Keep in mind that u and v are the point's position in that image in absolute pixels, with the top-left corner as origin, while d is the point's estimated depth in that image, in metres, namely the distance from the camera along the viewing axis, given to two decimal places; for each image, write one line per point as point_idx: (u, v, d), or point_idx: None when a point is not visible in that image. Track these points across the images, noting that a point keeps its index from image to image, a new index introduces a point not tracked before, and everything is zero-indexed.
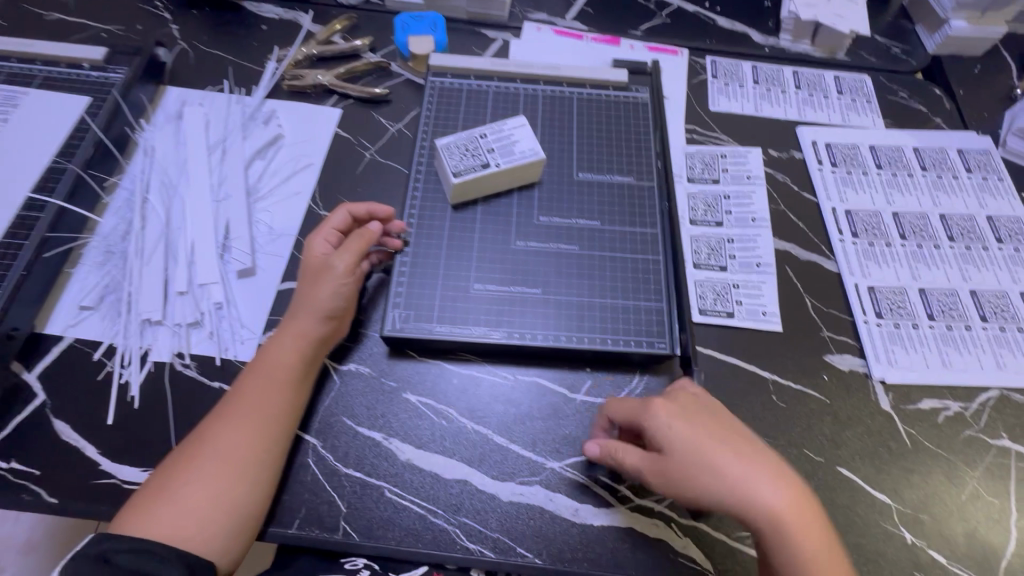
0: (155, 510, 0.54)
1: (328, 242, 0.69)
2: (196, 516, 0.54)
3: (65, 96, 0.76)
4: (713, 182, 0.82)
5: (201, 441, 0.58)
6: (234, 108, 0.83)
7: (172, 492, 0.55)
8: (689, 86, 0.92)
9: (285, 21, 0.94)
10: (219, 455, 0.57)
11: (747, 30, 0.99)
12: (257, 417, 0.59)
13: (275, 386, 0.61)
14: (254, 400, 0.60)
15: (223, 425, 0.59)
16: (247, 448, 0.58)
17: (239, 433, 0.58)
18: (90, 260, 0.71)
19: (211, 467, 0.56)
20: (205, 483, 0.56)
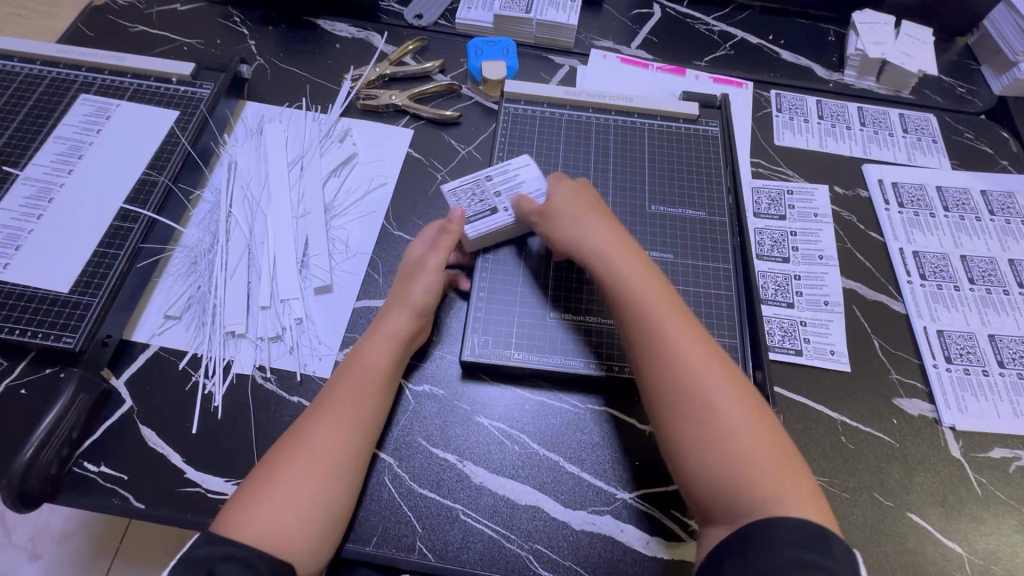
0: (254, 505, 0.54)
1: (424, 244, 0.72)
2: (296, 515, 0.54)
3: (155, 110, 0.79)
4: (779, 217, 0.83)
5: (299, 438, 0.58)
6: (312, 125, 0.86)
7: (271, 491, 0.54)
8: (753, 119, 0.93)
9: (358, 40, 0.97)
10: (319, 452, 0.57)
11: (812, 65, 0.99)
12: (353, 418, 0.60)
13: (369, 387, 0.62)
14: (349, 401, 0.61)
15: (321, 423, 0.59)
16: (343, 449, 0.58)
17: (337, 433, 0.58)
18: (175, 271, 0.73)
19: (310, 465, 0.56)
20: (304, 480, 0.55)
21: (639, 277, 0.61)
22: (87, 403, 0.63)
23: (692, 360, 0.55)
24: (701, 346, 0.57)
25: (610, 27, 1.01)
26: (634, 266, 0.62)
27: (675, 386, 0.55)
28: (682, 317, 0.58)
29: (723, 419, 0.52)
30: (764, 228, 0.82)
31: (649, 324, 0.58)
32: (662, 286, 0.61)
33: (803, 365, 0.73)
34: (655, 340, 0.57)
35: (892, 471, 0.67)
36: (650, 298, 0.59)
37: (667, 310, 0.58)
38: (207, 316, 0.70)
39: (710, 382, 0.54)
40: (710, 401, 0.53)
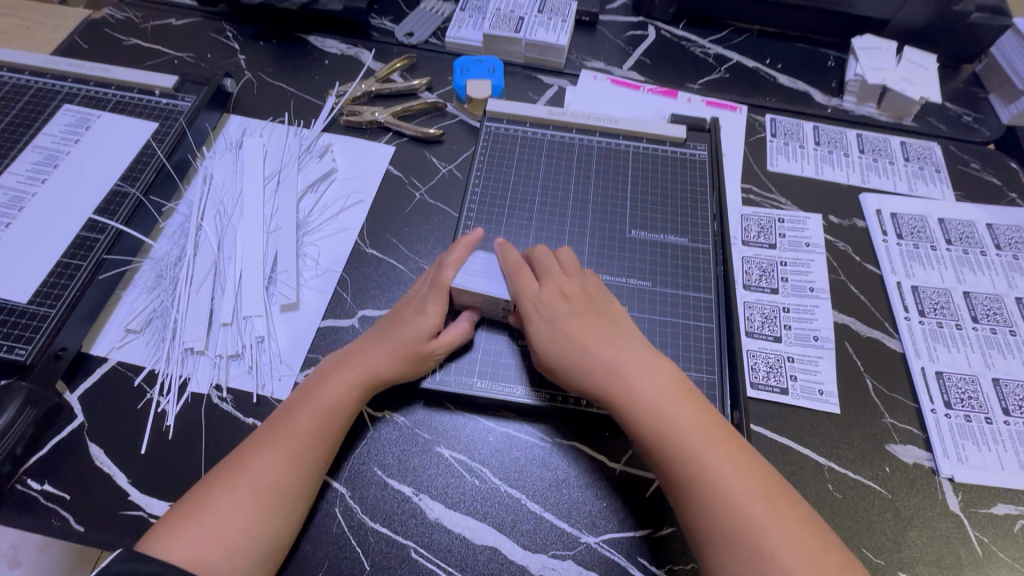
0: (186, 529, 0.53)
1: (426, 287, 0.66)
2: (224, 543, 0.52)
3: (136, 123, 0.79)
4: (769, 246, 0.79)
5: (239, 463, 0.56)
6: (292, 141, 0.85)
7: (207, 514, 0.53)
8: (746, 144, 0.90)
9: (347, 57, 0.97)
10: (260, 483, 0.55)
11: (809, 89, 0.96)
12: (293, 448, 0.57)
13: (315, 421, 0.59)
14: (293, 433, 0.58)
15: (261, 452, 0.57)
16: (281, 480, 0.56)
17: (276, 463, 0.56)
18: (141, 284, 0.72)
19: (245, 494, 0.55)
20: (237, 509, 0.54)
21: (665, 386, 0.57)
22: (35, 416, 0.62)
23: (737, 497, 0.51)
24: (753, 476, 0.52)
25: (602, 49, 1.00)
26: (657, 372, 0.58)
27: (725, 529, 0.50)
28: (728, 448, 0.54)
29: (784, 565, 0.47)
30: (753, 256, 0.78)
31: (679, 449, 0.54)
32: (708, 413, 0.57)
33: (789, 404, 0.68)
34: (697, 474, 0.52)
35: (884, 524, 0.61)
36: (692, 432, 0.55)
37: (712, 440, 0.54)
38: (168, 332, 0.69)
39: (762, 522, 0.49)
40: (764, 543, 0.48)
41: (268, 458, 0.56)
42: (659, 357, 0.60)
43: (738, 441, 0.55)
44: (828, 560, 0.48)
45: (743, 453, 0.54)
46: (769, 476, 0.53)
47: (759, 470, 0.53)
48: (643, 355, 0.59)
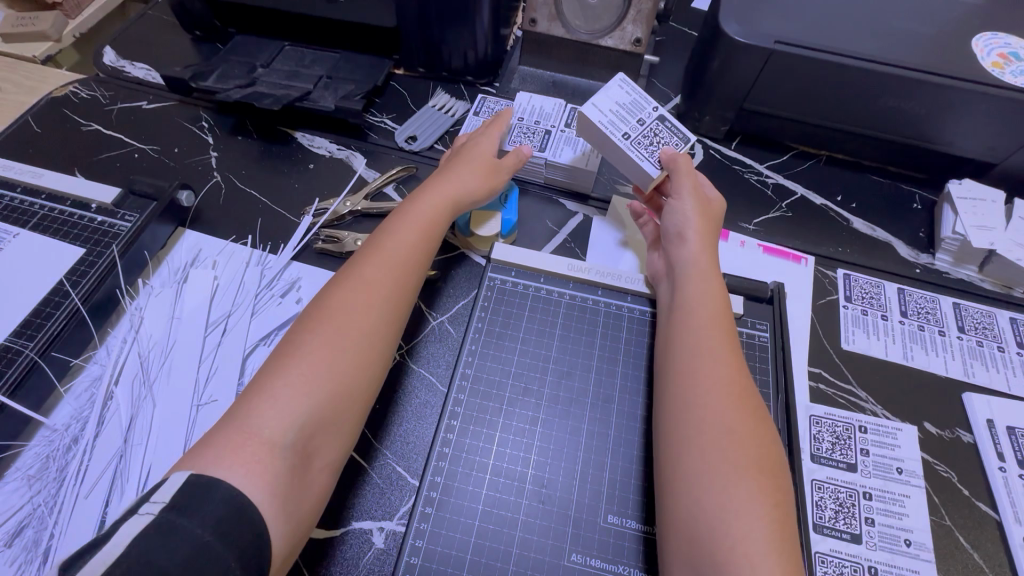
0: (261, 400, 0.46)
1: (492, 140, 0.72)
2: (292, 400, 0.46)
3: (58, 247, 0.64)
4: (847, 467, 0.60)
5: (297, 346, 0.50)
6: (252, 272, 0.69)
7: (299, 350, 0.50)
8: (813, 308, 0.72)
9: (336, 160, 0.82)
10: (340, 338, 0.51)
11: (890, 240, 0.79)
12: (356, 363, 0.50)
13: (397, 261, 0.57)
14: (378, 274, 0.55)
15: (371, 265, 0.56)
16: (369, 323, 0.52)
17: (354, 350, 0.51)
18: (19, 474, 0.55)
19: (329, 362, 0.49)
20: (317, 368, 0.48)
21: (711, 311, 0.55)
22: None
23: (741, 495, 0.44)
24: (763, 489, 0.44)
25: None
26: (717, 314, 0.55)
27: (714, 532, 0.43)
28: (741, 400, 0.49)
29: (728, 512, 0.43)
30: (826, 483, 0.59)
31: (712, 357, 0.52)
32: (747, 401, 0.50)
33: None
34: (703, 453, 0.46)
35: None
36: (716, 411, 0.48)
37: (740, 421, 0.48)
38: (36, 551, 0.51)
39: (735, 474, 0.45)
40: (744, 559, 0.41)
41: (318, 355, 0.49)
42: (719, 318, 0.55)
43: (769, 449, 0.48)
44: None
45: (765, 451, 0.47)
46: (783, 498, 0.45)
47: (777, 486, 0.46)
48: (717, 304, 0.56)
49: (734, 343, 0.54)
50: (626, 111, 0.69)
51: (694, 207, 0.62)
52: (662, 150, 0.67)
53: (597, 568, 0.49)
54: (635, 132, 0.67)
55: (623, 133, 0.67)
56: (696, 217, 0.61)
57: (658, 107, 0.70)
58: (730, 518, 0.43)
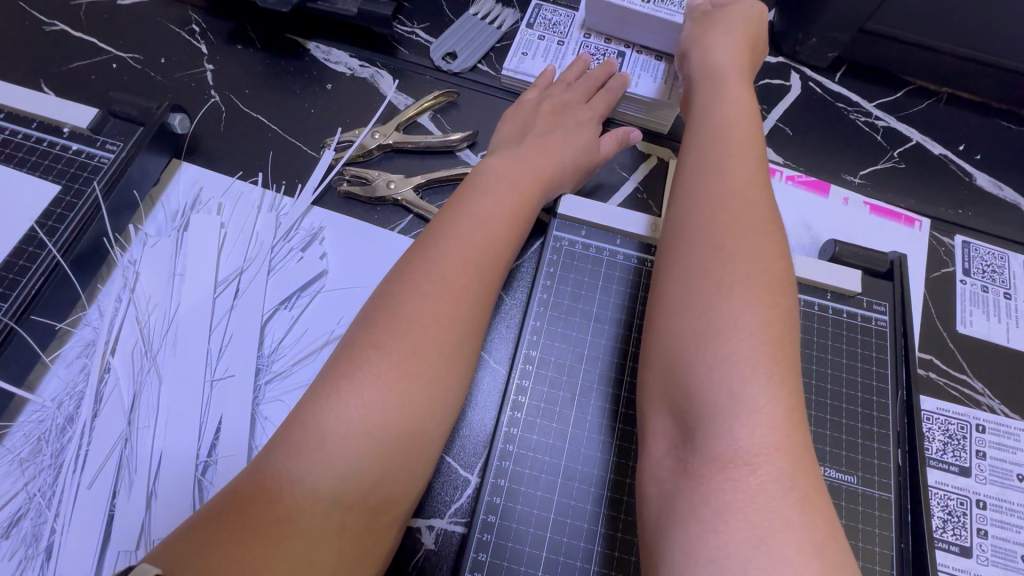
0: (311, 434, 0.34)
1: (580, 94, 0.62)
2: (351, 443, 0.34)
3: (28, 184, 0.52)
4: (960, 471, 0.53)
5: (351, 363, 0.37)
6: (265, 220, 0.57)
7: (359, 372, 0.36)
8: (927, 283, 0.61)
9: (359, 80, 0.67)
10: (412, 354, 0.37)
11: (1019, 202, 0.67)
12: (424, 383, 0.37)
13: (481, 244, 0.44)
14: (454, 260, 0.42)
15: (445, 247, 0.43)
16: (452, 341, 0.39)
17: (415, 368, 0.37)
18: (9, 456, 0.47)
19: (387, 385, 0.36)
20: (369, 390, 0.35)
21: (721, 124, 0.45)
22: None
23: (731, 305, 0.34)
24: (773, 305, 0.35)
25: None
26: (732, 127, 0.44)
27: (701, 350, 0.34)
28: (744, 208, 0.39)
29: (714, 330, 0.34)
30: (935, 489, 0.52)
31: (710, 166, 0.42)
32: (767, 208, 0.39)
33: None
34: (695, 271, 0.37)
35: None
36: (721, 218, 0.39)
37: (749, 231, 0.38)
38: (39, 546, 0.44)
39: (723, 284, 0.36)
40: (725, 378, 0.32)
41: (380, 378, 0.36)
42: (731, 127, 0.44)
43: (785, 261, 0.37)
44: (793, 455, 0.31)
45: (771, 268, 0.36)
46: (793, 311, 0.35)
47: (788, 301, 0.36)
48: (741, 121, 0.45)
49: (758, 152, 0.43)
50: None
51: (722, 40, 0.53)
52: None
53: None
54: None
55: None
56: (720, 49, 0.52)
57: None
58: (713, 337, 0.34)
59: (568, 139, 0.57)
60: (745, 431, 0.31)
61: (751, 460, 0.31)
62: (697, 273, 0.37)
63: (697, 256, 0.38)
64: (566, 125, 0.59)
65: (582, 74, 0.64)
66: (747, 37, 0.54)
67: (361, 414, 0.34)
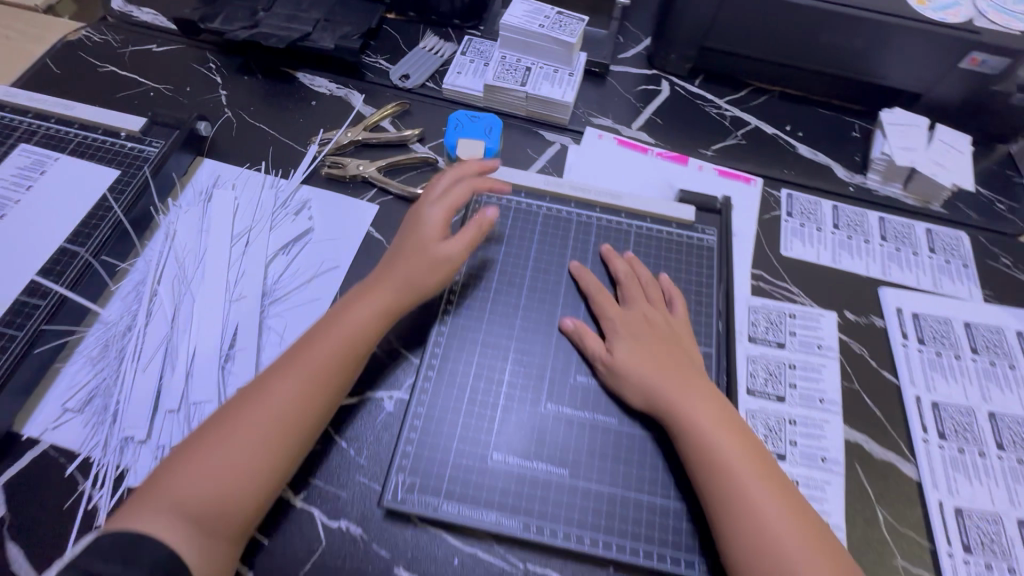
0: (195, 472, 0.51)
1: (442, 205, 0.66)
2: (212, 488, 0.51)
3: (95, 168, 0.73)
4: (779, 345, 0.72)
5: (259, 386, 0.56)
6: (267, 193, 0.78)
7: (239, 421, 0.54)
8: (760, 222, 0.83)
9: (336, 97, 0.90)
10: (277, 418, 0.54)
11: (831, 164, 0.90)
12: (293, 421, 0.55)
13: (337, 349, 0.58)
14: (317, 354, 0.58)
15: (352, 305, 0.61)
16: (324, 362, 0.57)
17: (291, 401, 0.55)
18: (84, 355, 0.65)
19: (267, 414, 0.54)
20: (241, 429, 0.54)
21: (660, 380, 0.58)
22: None
23: (736, 488, 0.52)
24: (757, 473, 0.53)
25: (611, 104, 0.94)
26: (672, 384, 0.58)
27: (721, 489, 0.52)
28: (729, 430, 0.56)
29: (731, 471, 0.53)
30: (759, 357, 0.71)
31: (675, 412, 0.57)
32: (731, 422, 0.57)
33: None
34: (716, 474, 0.53)
35: None
36: (706, 428, 0.55)
37: (704, 399, 0.57)
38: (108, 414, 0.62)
39: (754, 490, 0.52)
40: (759, 506, 0.51)
41: (243, 447, 0.53)
42: (686, 382, 0.58)
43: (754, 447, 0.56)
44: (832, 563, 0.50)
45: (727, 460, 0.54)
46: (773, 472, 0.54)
47: (749, 437, 0.56)
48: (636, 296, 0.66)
49: (709, 397, 0.58)
50: (528, 15, 0.87)
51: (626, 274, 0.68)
52: (570, 30, 0.86)
53: (567, 413, 0.61)
54: (546, 22, 0.86)
55: (538, 25, 0.86)
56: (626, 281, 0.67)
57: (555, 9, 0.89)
58: (733, 471, 0.53)
59: (437, 230, 0.65)
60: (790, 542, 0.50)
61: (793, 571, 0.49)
62: (711, 464, 0.54)
63: (704, 446, 0.55)
64: (430, 207, 0.66)
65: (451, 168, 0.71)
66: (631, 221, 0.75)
67: (232, 450, 0.52)
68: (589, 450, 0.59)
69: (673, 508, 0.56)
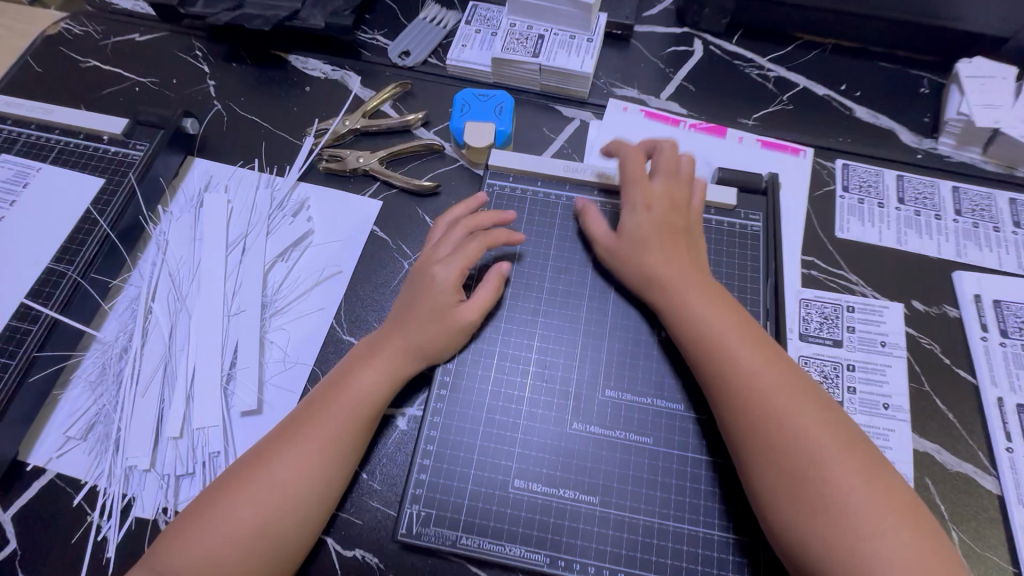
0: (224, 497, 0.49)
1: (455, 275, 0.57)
2: (233, 516, 0.48)
3: (80, 177, 0.68)
4: (833, 343, 0.64)
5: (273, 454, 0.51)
6: (262, 193, 0.72)
7: (252, 484, 0.49)
8: (810, 199, 0.73)
9: (332, 81, 0.83)
10: (283, 484, 0.49)
11: (894, 127, 0.78)
12: (293, 500, 0.49)
13: (349, 413, 0.53)
14: (334, 426, 0.52)
15: (363, 367, 0.55)
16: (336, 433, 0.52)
17: (299, 468, 0.50)
18: (83, 379, 0.62)
19: (269, 483, 0.49)
20: (231, 526, 0.48)
21: (714, 320, 0.52)
22: None
23: (802, 448, 0.46)
24: (825, 434, 0.46)
25: (636, 71, 0.83)
26: (722, 319, 0.52)
27: (766, 442, 0.47)
28: (786, 380, 0.49)
29: (784, 430, 0.47)
30: (812, 357, 0.63)
31: (718, 362, 0.50)
32: (785, 371, 0.50)
33: None
34: (767, 434, 0.47)
35: None
36: (759, 387, 0.48)
37: (738, 338, 0.51)
38: (110, 441, 0.59)
39: (815, 452, 0.45)
40: (819, 474, 0.45)
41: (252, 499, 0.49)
42: (736, 322, 0.52)
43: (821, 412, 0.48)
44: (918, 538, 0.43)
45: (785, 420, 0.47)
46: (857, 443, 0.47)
47: (819, 400, 0.49)
48: (655, 240, 0.57)
49: (760, 347, 0.51)
50: None
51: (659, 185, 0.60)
52: None
53: (596, 433, 0.55)
54: None
55: None
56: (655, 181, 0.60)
57: None
58: (788, 433, 0.46)
59: (452, 290, 0.57)
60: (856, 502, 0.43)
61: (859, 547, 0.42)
62: (765, 427, 0.47)
63: (754, 409, 0.48)
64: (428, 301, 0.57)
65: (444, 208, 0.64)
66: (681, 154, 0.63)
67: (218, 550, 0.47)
68: (622, 474, 0.53)
69: (717, 540, 0.51)
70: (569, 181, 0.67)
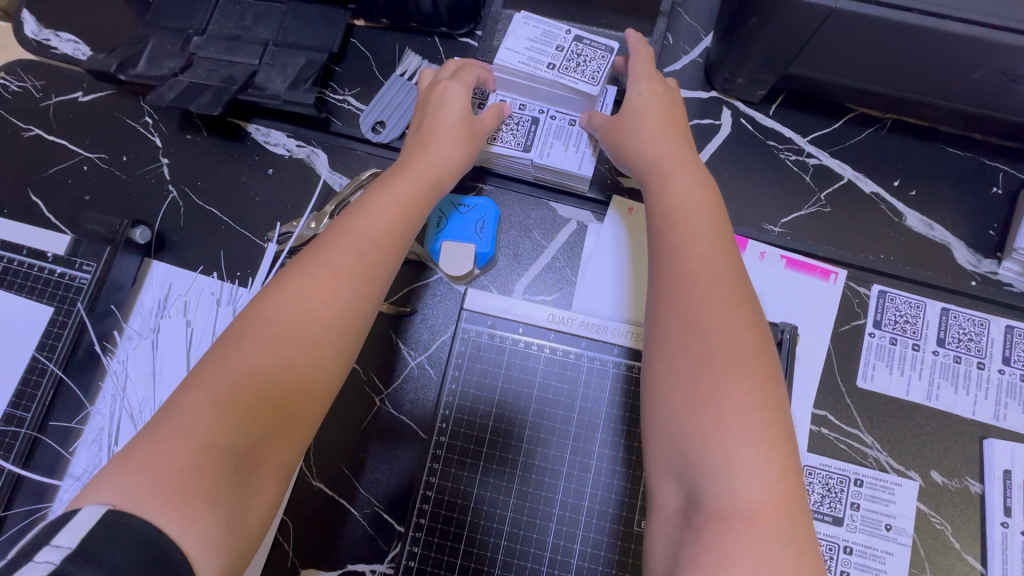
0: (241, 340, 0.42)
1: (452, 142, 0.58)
2: (262, 355, 0.42)
3: (28, 306, 0.63)
4: (833, 521, 0.59)
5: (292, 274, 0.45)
6: (222, 314, 0.67)
7: (279, 284, 0.45)
8: (834, 336, 0.64)
9: (297, 160, 0.73)
10: (313, 297, 0.44)
11: (949, 242, 0.66)
12: (330, 319, 0.44)
13: (372, 232, 0.49)
14: (359, 226, 0.48)
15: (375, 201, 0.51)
16: (366, 239, 0.48)
17: (337, 264, 0.46)
18: None
19: (302, 283, 0.45)
20: (263, 327, 0.43)
21: (687, 196, 0.50)
22: None
23: (722, 390, 0.40)
24: (754, 388, 0.40)
25: None
26: (693, 199, 0.50)
27: (689, 380, 0.41)
28: (733, 308, 0.43)
29: (715, 350, 0.41)
30: None
31: (671, 258, 0.46)
32: (733, 306, 0.43)
33: None
34: (695, 373, 0.41)
35: None
36: (697, 302, 0.44)
37: (700, 259, 0.46)
38: None
39: (724, 384, 0.40)
40: (723, 435, 0.39)
41: (263, 347, 0.42)
42: (702, 224, 0.48)
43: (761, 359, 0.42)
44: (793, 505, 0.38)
45: (715, 348, 0.42)
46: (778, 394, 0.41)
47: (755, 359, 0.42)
48: (653, 121, 0.57)
49: (723, 267, 0.45)
50: (533, 49, 0.62)
51: (658, 116, 0.58)
52: (591, 75, 0.61)
53: None
54: (558, 61, 0.62)
55: (546, 69, 0.62)
56: (657, 119, 0.57)
57: (571, 27, 0.63)
58: (711, 375, 0.41)
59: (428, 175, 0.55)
60: (746, 459, 0.38)
61: (750, 516, 0.37)
62: (698, 352, 0.42)
63: (690, 335, 0.43)
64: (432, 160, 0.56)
65: (454, 74, 0.64)
66: (672, 105, 0.60)
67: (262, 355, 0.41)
68: None
69: None
70: (554, 331, 0.64)
